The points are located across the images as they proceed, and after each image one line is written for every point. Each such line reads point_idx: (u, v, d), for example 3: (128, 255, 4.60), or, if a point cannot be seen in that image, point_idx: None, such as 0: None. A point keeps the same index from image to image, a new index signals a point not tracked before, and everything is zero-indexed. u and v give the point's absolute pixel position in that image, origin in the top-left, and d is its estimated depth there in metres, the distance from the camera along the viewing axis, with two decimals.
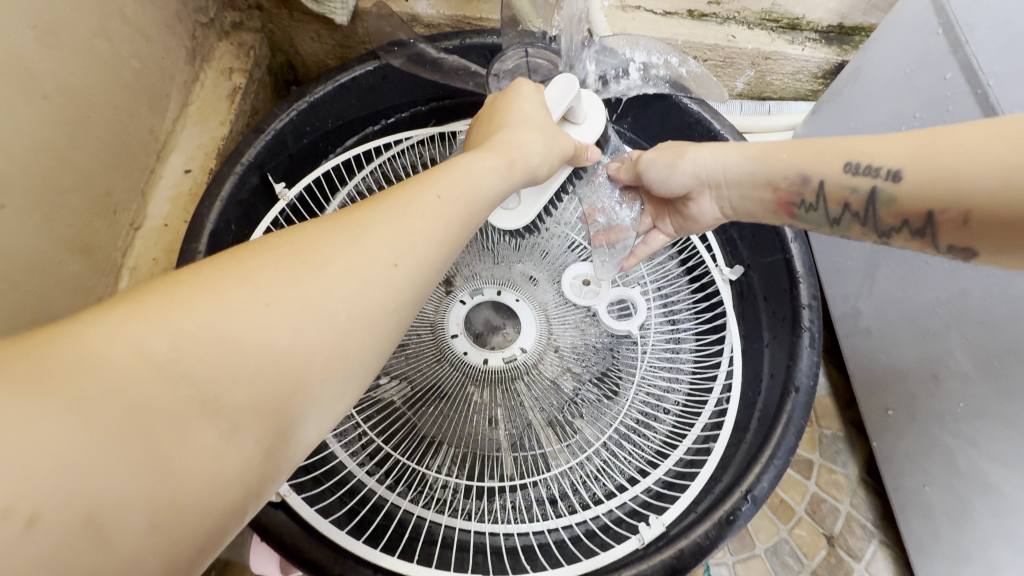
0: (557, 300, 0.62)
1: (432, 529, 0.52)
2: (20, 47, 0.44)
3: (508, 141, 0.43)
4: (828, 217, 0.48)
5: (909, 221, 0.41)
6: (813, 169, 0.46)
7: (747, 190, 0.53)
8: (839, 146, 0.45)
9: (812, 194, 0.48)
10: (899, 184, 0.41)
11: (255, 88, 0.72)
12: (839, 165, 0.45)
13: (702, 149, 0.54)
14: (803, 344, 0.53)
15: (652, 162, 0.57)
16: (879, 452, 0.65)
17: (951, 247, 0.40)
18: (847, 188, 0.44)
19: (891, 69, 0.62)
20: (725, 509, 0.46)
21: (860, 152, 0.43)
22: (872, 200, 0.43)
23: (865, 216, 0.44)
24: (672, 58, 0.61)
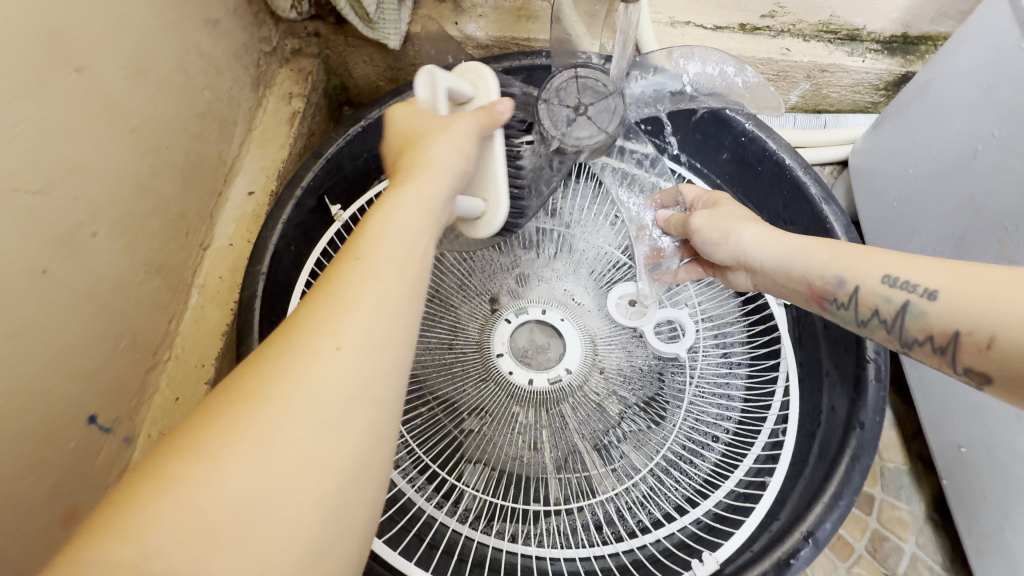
0: (602, 320, 0.62)
1: (480, 551, 0.53)
2: (113, 84, 0.48)
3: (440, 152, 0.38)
4: (856, 318, 0.45)
5: (933, 337, 0.39)
6: (852, 273, 0.45)
7: (781, 280, 0.50)
8: (880, 258, 0.44)
9: (845, 296, 0.45)
10: (934, 303, 0.39)
11: (312, 111, 0.76)
12: (877, 274, 0.43)
13: (751, 231, 0.52)
14: (867, 376, 0.51)
15: (701, 230, 0.55)
16: (949, 489, 0.61)
17: (969, 370, 0.38)
18: (880, 296, 0.43)
19: (965, 82, 0.59)
20: (783, 549, 0.44)
21: (900, 268, 0.42)
22: (901, 313, 0.41)
23: (892, 325, 0.42)
24: (727, 68, 0.60)
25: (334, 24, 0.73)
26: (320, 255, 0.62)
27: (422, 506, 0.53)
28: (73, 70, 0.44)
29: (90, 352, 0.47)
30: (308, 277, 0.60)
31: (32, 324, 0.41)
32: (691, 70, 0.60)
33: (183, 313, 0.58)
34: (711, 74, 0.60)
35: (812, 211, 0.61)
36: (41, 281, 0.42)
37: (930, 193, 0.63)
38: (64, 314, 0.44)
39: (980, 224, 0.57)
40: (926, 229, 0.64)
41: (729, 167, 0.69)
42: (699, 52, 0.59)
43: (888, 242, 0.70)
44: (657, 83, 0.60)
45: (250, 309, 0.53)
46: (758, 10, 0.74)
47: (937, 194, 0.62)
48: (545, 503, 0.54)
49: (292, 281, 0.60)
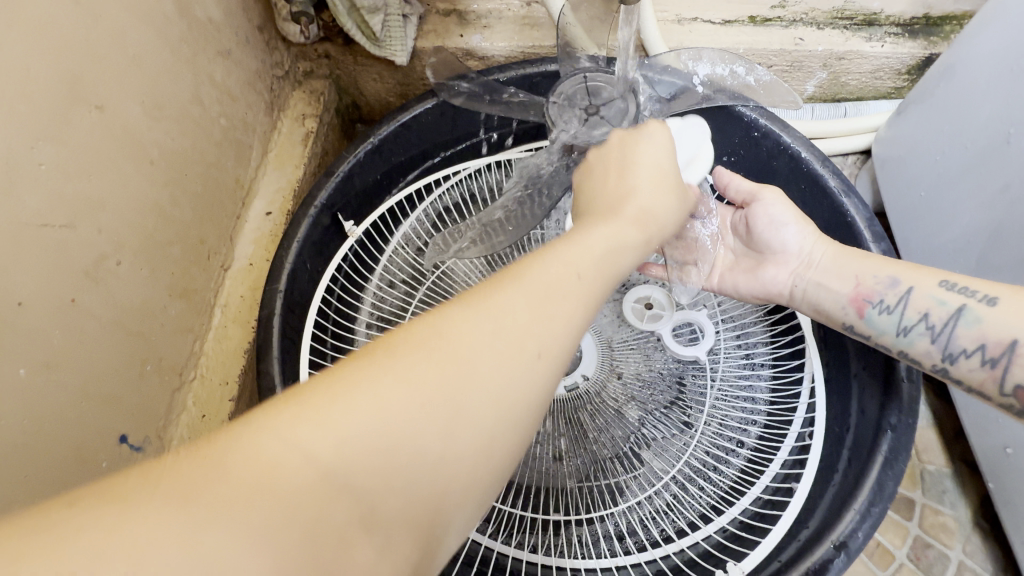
0: (618, 325, 0.60)
1: (500, 561, 0.52)
2: (132, 118, 0.50)
3: (646, 210, 0.39)
4: (898, 324, 0.47)
5: (987, 346, 0.42)
6: (907, 276, 0.48)
7: (831, 278, 0.52)
8: (929, 268, 0.48)
9: (893, 298, 0.48)
10: (994, 308, 0.43)
11: (325, 130, 0.78)
12: (933, 280, 0.47)
13: (804, 229, 0.54)
14: (899, 377, 0.48)
15: (777, 205, 0.55)
16: (996, 493, 0.57)
17: (1017, 389, 0.41)
18: (936, 300, 0.46)
19: (993, 65, 0.56)
20: (814, 560, 0.42)
21: (956, 275, 0.46)
22: (956, 316, 0.44)
23: (940, 331, 0.45)
24: (735, 66, 0.59)
25: (343, 44, 0.74)
26: (335, 271, 0.63)
27: None
28: (92, 109, 0.46)
29: (118, 376, 0.49)
30: (325, 294, 0.61)
31: (61, 353, 0.44)
32: (700, 72, 0.58)
33: (207, 333, 0.60)
34: (721, 75, 0.58)
35: (832, 206, 0.59)
36: (69, 310, 0.44)
37: (957, 181, 0.61)
38: (93, 343, 0.46)
39: (1015, 212, 0.54)
40: (956, 219, 0.61)
41: (744, 164, 0.67)
42: (709, 54, 0.58)
43: (915, 233, 0.67)
44: (666, 87, 0.59)
45: (269, 329, 0.55)
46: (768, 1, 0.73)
47: (967, 182, 0.59)
48: (565, 512, 0.54)
49: (309, 298, 0.61)
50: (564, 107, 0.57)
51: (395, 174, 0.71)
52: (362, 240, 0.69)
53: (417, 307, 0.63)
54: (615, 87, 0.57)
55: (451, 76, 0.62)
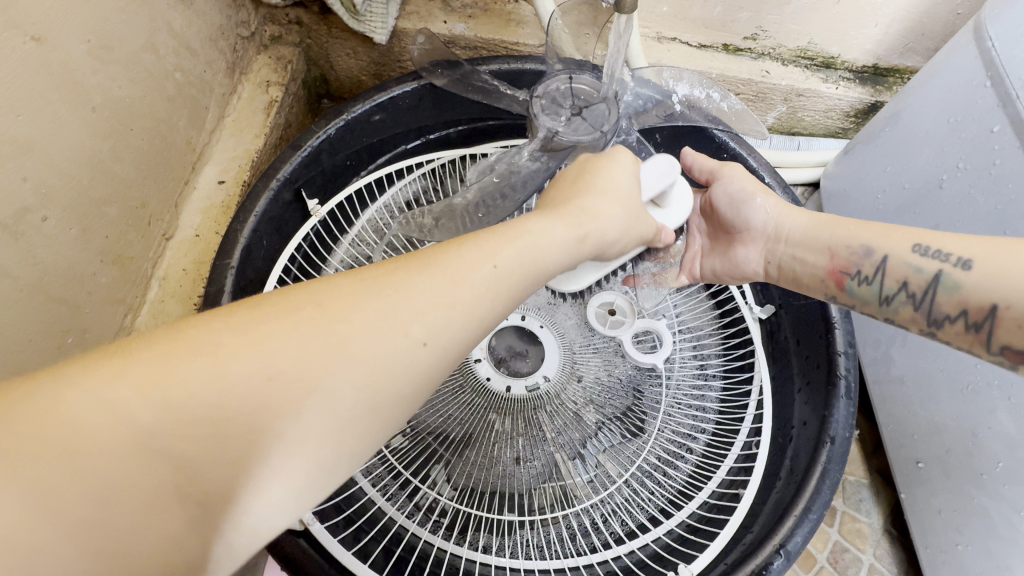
0: (580, 327, 0.61)
1: (453, 561, 0.52)
2: (77, 59, 0.44)
3: (586, 210, 0.39)
4: (879, 293, 0.49)
5: (968, 312, 0.44)
6: (880, 244, 0.49)
7: (804, 250, 0.55)
8: (906, 232, 0.49)
9: (870, 268, 0.50)
10: (970, 273, 0.44)
11: (290, 101, 0.73)
12: (907, 246, 0.48)
13: (772, 202, 0.57)
14: (839, 393, 0.52)
15: (743, 179, 0.57)
16: (907, 503, 0.63)
17: (1004, 349, 0.42)
18: (911, 267, 0.47)
19: (936, 117, 0.62)
20: (756, 562, 0.45)
21: (930, 239, 0.47)
22: (935, 282, 0.45)
23: (922, 299, 0.47)
24: (716, 91, 0.61)
25: (318, 13, 0.70)
26: (293, 252, 0.59)
27: (394, 518, 0.52)
28: (28, 40, 0.40)
29: (38, 346, 0.44)
30: (281, 276, 0.57)
31: None
32: (680, 92, 0.60)
33: (140, 307, 0.54)
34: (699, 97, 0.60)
35: None
36: None
37: (896, 217, 0.66)
38: (10, 307, 0.41)
39: None
40: None
41: None
42: (689, 75, 0.60)
43: None
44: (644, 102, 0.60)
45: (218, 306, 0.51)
46: (742, 32, 0.76)
47: (905, 219, 0.65)
48: (520, 514, 0.54)
49: (263, 278, 0.57)
50: (548, 111, 0.57)
51: (365, 155, 0.68)
52: (324, 221, 0.65)
53: None
54: (599, 95, 0.57)
55: (437, 63, 0.61)
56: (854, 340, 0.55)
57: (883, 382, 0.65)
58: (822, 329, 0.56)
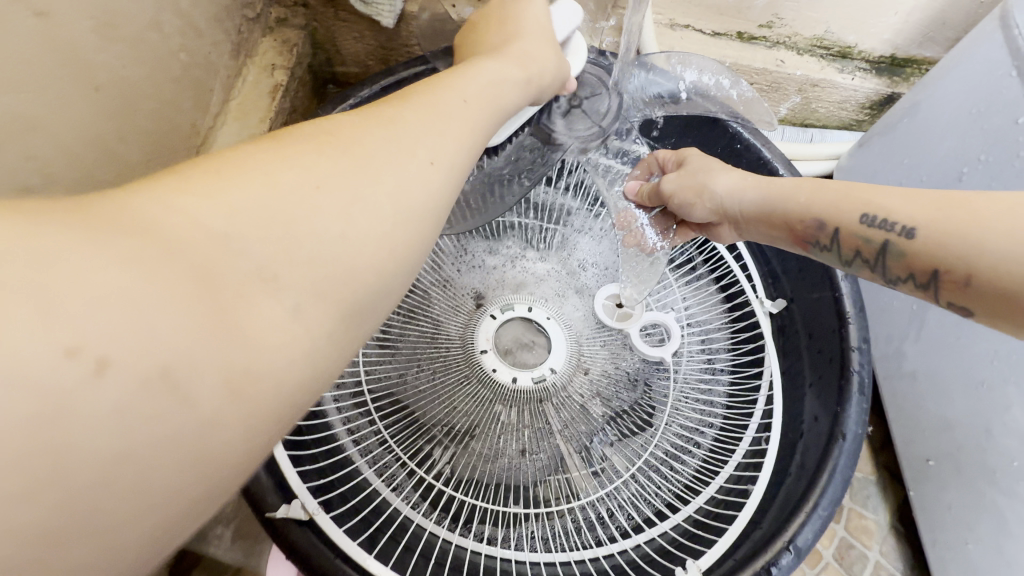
0: (586, 319, 0.60)
1: (458, 553, 0.51)
2: (80, 36, 0.43)
3: (525, 52, 0.42)
4: (840, 259, 0.47)
5: (915, 274, 0.41)
6: (829, 215, 0.46)
7: (764, 226, 0.52)
8: (859, 196, 0.45)
9: (825, 237, 0.47)
10: (913, 240, 0.41)
11: (295, 85, 0.72)
12: (854, 214, 0.44)
13: (721, 181, 0.53)
14: (851, 389, 0.52)
15: (675, 192, 0.55)
16: (915, 501, 0.63)
17: (951, 304, 0.40)
18: (861, 238, 0.44)
19: (955, 107, 0.60)
20: (766, 558, 0.45)
21: (876, 205, 0.43)
22: (883, 253, 0.43)
23: (875, 264, 0.44)
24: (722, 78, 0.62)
25: None
26: None
27: (398, 508, 0.51)
28: (30, 14, 0.39)
29: None
30: None
31: None
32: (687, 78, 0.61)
33: None
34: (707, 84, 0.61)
35: None
36: None
37: None
38: None
39: None
40: None
41: None
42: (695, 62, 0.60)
43: None
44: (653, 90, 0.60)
45: None
46: (757, 19, 0.74)
47: None
48: (525, 506, 0.53)
49: None
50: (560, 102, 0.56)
51: None
52: None
53: None
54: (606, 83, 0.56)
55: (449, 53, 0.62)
56: (867, 336, 0.54)
57: (894, 376, 0.64)
58: (834, 324, 0.55)
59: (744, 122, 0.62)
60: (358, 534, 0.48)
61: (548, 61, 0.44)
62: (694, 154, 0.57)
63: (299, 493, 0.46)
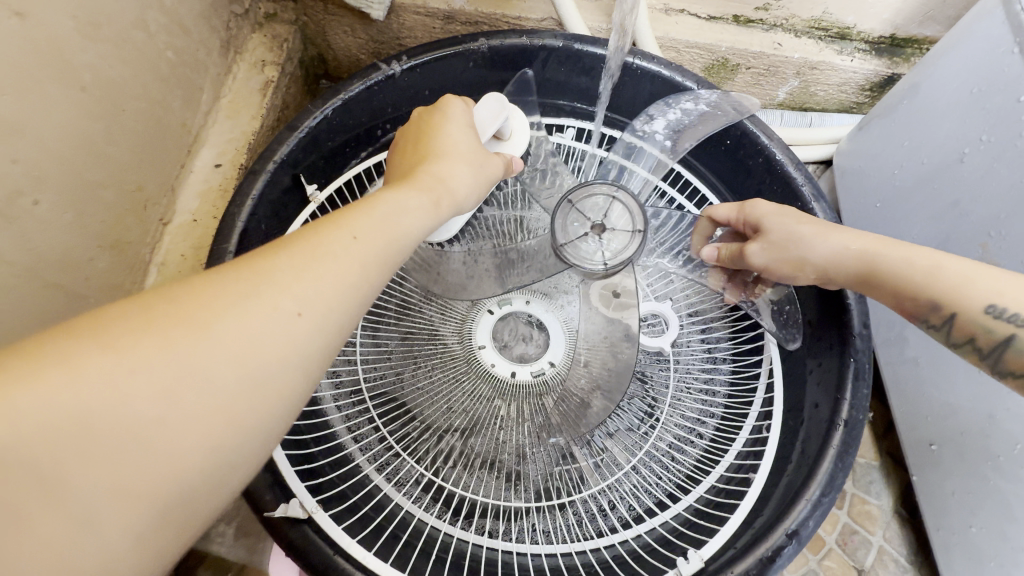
0: (596, 395, 0.53)
1: (460, 546, 0.51)
2: (63, 37, 0.43)
3: (435, 175, 0.40)
4: (947, 340, 0.46)
5: None
6: (948, 300, 0.44)
7: (870, 292, 0.48)
8: (949, 271, 0.44)
9: (937, 318, 0.45)
10: None
11: (287, 81, 0.71)
12: (978, 304, 0.43)
13: (821, 246, 0.49)
14: (850, 375, 0.51)
15: (770, 269, 0.52)
16: (919, 486, 0.63)
17: None
18: (981, 326, 0.43)
19: (956, 86, 0.59)
20: (768, 547, 0.45)
21: (1004, 299, 0.42)
22: (1005, 345, 0.42)
23: (988, 354, 0.43)
24: (682, 99, 0.62)
25: None
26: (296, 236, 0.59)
27: (401, 503, 0.52)
28: (12, 16, 0.39)
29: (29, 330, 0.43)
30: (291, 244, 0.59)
31: None
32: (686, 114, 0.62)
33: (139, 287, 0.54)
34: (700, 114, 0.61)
35: (801, 208, 0.59)
36: None
37: (915, 193, 0.64)
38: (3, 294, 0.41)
39: (962, 227, 0.58)
40: (908, 231, 0.65)
41: (720, 162, 0.66)
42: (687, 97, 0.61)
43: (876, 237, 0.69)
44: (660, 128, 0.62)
45: None
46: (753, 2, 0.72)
47: (922, 196, 0.63)
48: (527, 500, 0.53)
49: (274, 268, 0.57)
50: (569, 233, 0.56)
51: (364, 138, 0.66)
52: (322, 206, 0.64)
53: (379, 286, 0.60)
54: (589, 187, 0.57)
55: (444, 48, 0.62)
56: (867, 318, 0.53)
57: (897, 361, 0.64)
58: (832, 307, 0.55)
59: (755, 120, 0.61)
60: (360, 531, 0.48)
61: (460, 180, 0.42)
62: (772, 218, 0.52)
63: (297, 491, 0.46)
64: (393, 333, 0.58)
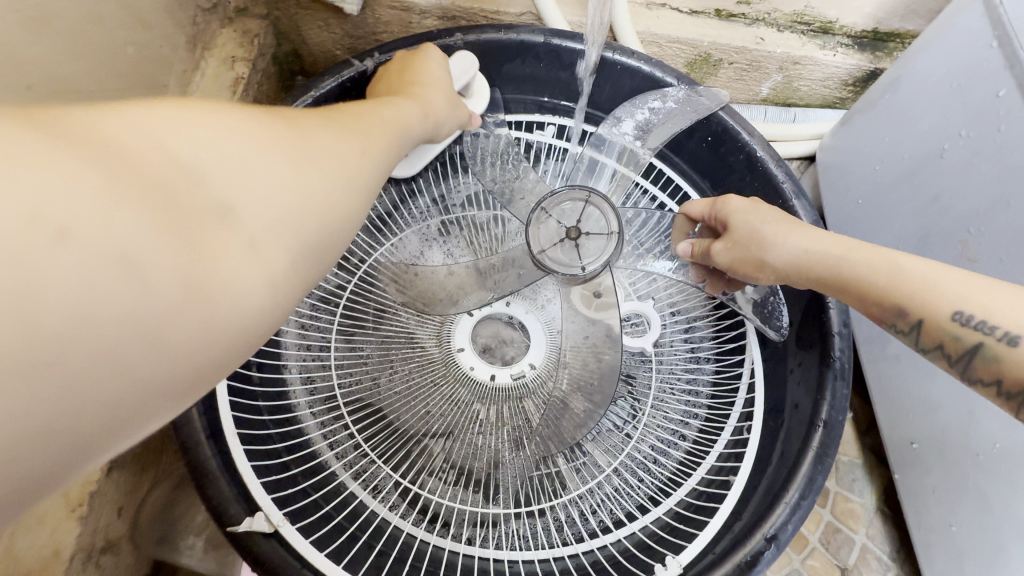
0: (578, 396, 0.53)
1: (436, 554, 0.50)
2: (8, 32, 0.41)
3: (421, 95, 0.47)
4: (914, 345, 0.43)
5: (1003, 381, 0.39)
6: (915, 306, 0.41)
7: (834, 292, 0.47)
8: (914, 278, 0.42)
9: (905, 325, 0.43)
10: (1015, 350, 0.38)
11: (258, 78, 0.69)
12: (946, 310, 0.40)
13: (785, 246, 0.48)
14: (830, 375, 0.50)
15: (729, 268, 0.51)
16: (901, 484, 0.63)
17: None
18: (949, 333, 0.40)
19: (937, 81, 0.58)
20: (747, 552, 0.44)
21: (971, 304, 0.40)
22: (974, 353, 0.40)
23: (957, 363, 0.41)
24: (648, 98, 0.61)
25: None
26: None
27: (376, 510, 0.51)
28: None
29: None
30: None
31: None
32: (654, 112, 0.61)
33: None
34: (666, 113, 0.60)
35: (781, 206, 0.58)
36: None
37: (896, 189, 0.64)
38: None
39: (943, 224, 0.58)
40: (890, 228, 0.64)
41: (702, 159, 0.65)
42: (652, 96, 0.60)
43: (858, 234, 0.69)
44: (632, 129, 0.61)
45: None
46: None
47: (903, 192, 0.63)
48: (506, 506, 0.52)
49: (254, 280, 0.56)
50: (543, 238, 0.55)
51: None
52: None
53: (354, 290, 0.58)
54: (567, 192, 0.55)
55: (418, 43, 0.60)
56: (847, 317, 0.52)
57: (878, 358, 0.63)
58: (814, 305, 0.54)
59: (734, 116, 0.60)
60: (331, 542, 0.47)
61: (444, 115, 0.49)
62: (740, 214, 0.51)
63: (263, 504, 0.45)
64: (370, 335, 0.56)
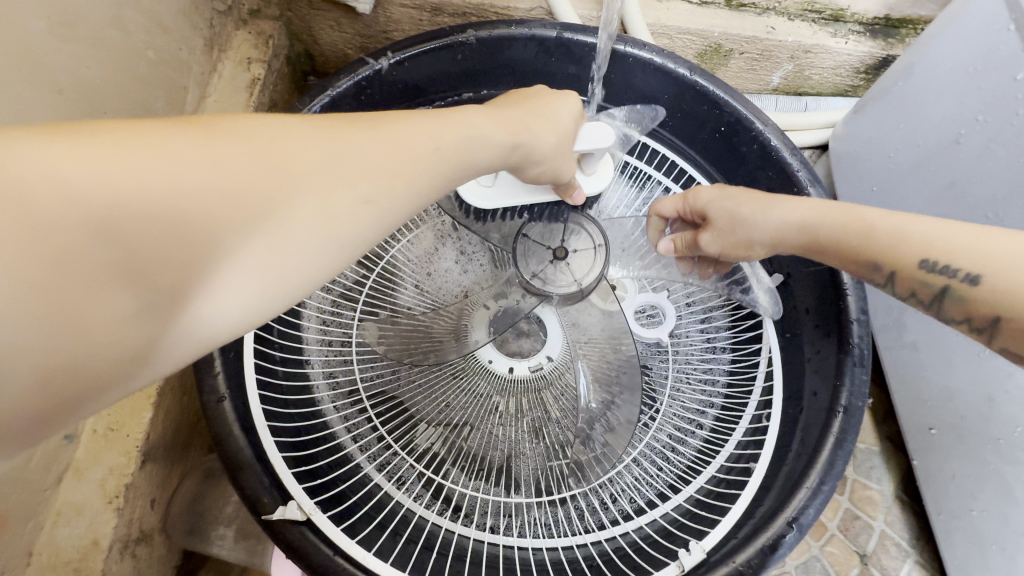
0: (592, 385, 0.52)
1: (461, 542, 0.51)
2: (36, 38, 0.42)
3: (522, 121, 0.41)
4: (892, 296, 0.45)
5: (973, 318, 0.41)
6: (887, 259, 0.44)
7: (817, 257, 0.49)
8: (916, 237, 0.43)
9: (880, 277, 0.45)
10: (977, 287, 0.40)
11: (274, 79, 0.70)
12: (915, 258, 0.42)
13: (763, 223, 0.49)
14: (849, 362, 0.51)
15: (721, 253, 0.52)
16: (920, 470, 0.63)
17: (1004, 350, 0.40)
18: (917, 280, 0.42)
19: (951, 65, 0.58)
20: (769, 536, 0.45)
21: (944, 253, 0.41)
22: (941, 296, 0.42)
23: (929, 306, 0.43)
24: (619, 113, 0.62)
25: None
26: None
27: (400, 501, 0.51)
28: None
29: None
30: None
31: None
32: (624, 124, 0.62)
33: None
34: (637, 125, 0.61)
35: (796, 195, 0.58)
36: None
37: (911, 176, 0.64)
38: None
39: (959, 210, 0.58)
40: (905, 215, 0.64)
41: (714, 150, 0.65)
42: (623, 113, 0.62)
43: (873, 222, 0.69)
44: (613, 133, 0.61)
45: None
46: None
47: (918, 178, 0.63)
48: (527, 494, 0.53)
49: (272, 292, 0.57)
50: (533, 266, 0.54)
51: None
52: None
53: (374, 286, 0.59)
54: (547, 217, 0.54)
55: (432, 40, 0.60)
56: (866, 305, 0.52)
57: (895, 345, 0.64)
58: (831, 292, 0.54)
59: (747, 105, 0.60)
60: (359, 531, 0.48)
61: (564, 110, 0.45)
62: (716, 202, 0.52)
63: (294, 493, 0.46)
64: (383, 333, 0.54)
